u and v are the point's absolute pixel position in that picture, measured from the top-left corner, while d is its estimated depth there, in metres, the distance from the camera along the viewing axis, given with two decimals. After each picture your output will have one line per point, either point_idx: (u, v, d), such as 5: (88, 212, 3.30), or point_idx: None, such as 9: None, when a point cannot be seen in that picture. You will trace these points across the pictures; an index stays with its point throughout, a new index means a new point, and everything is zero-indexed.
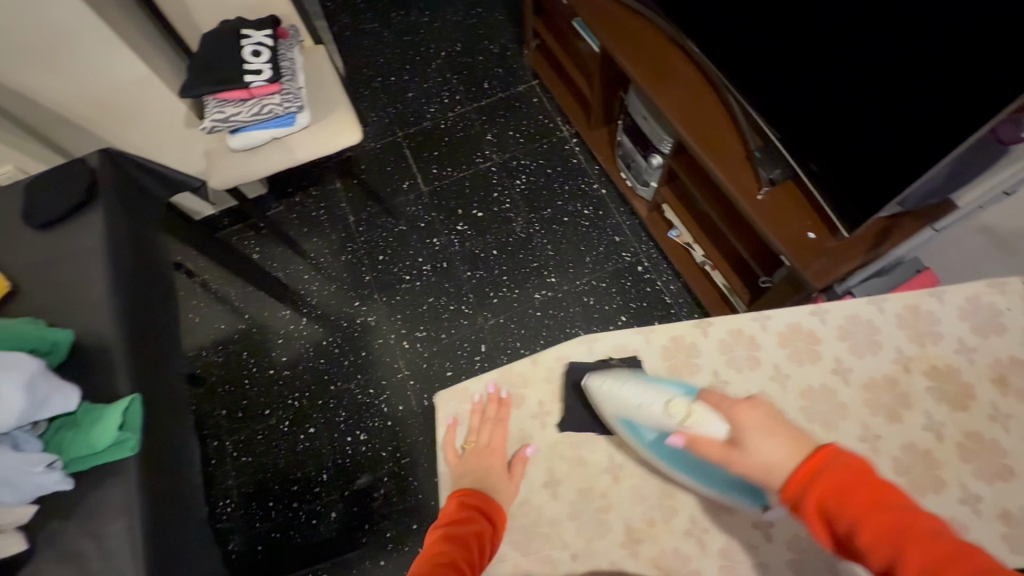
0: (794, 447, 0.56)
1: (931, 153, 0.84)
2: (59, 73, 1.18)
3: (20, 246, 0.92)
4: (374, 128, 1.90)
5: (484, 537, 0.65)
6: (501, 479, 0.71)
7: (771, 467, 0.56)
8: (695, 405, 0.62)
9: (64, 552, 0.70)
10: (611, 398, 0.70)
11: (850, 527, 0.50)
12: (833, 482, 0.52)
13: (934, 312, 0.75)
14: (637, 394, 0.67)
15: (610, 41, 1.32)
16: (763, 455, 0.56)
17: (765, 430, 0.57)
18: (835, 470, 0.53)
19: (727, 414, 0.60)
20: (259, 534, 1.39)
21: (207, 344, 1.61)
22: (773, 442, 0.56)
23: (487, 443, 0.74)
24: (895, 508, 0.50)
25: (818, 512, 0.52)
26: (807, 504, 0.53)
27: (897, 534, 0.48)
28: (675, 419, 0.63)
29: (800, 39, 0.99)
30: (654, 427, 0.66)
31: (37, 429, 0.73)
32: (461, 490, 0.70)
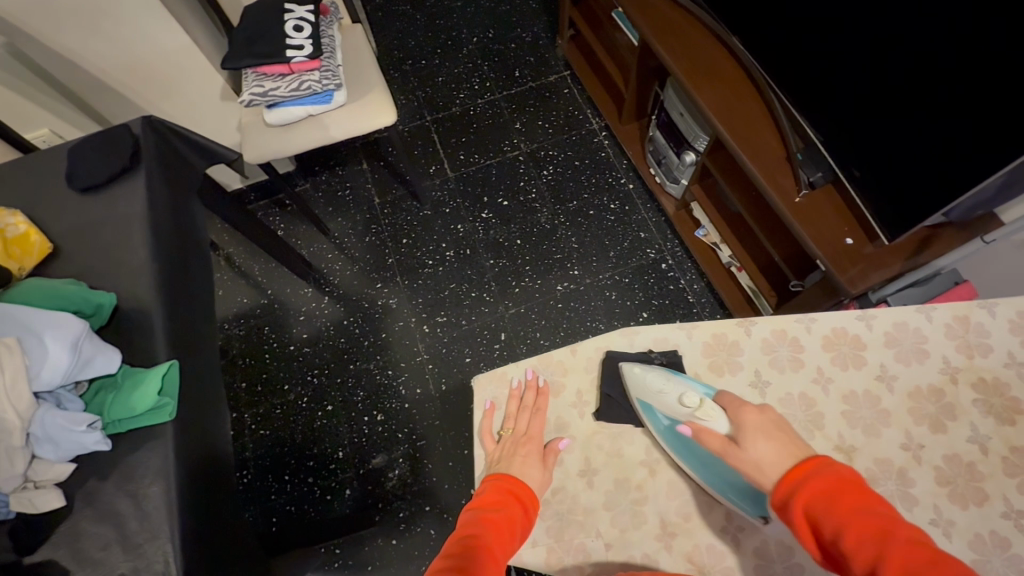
0: (789, 452, 0.58)
1: (982, 157, 0.82)
2: (100, 39, 1.19)
3: (62, 208, 0.93)
4: (403, 111, 1.89)
5: (516, 521, 0.64)
6: (536, 467, 0.71)
7: (762, 467, 0.58)
8: (709, 401, 0.66)
9: (100, 511, 0.71)
10: (637, 381, 0.73)
11: (834, 528, 0.50)
12: (822, 484, 0.53)
13: (983, 324, 0.74)
14: (661, 381, 0.71)
15: (652, 34, 1.30)
16: (759, 454, 0.58)
17: (764, 433, 0.60)
18: (825, 475, 0.54)
19: (734, 415, 0.64)
20: (273, 507, 1.41)
21: (229, 317, 1.62)
22: (771, 443, 0.59)
23: (524, 430, 0.75)
24: (880, 514, 0.49)
25: (806, 516, 0.53)
26: (795, 505, 0.53)
27: (880, 535, 0.48)
28: (685, 409, 0.67)
29: (851, 41, 0.96)
30: (667, 416, 0.70)
31: (79, 390, 0.75)
32: (496, 474, 0.70)
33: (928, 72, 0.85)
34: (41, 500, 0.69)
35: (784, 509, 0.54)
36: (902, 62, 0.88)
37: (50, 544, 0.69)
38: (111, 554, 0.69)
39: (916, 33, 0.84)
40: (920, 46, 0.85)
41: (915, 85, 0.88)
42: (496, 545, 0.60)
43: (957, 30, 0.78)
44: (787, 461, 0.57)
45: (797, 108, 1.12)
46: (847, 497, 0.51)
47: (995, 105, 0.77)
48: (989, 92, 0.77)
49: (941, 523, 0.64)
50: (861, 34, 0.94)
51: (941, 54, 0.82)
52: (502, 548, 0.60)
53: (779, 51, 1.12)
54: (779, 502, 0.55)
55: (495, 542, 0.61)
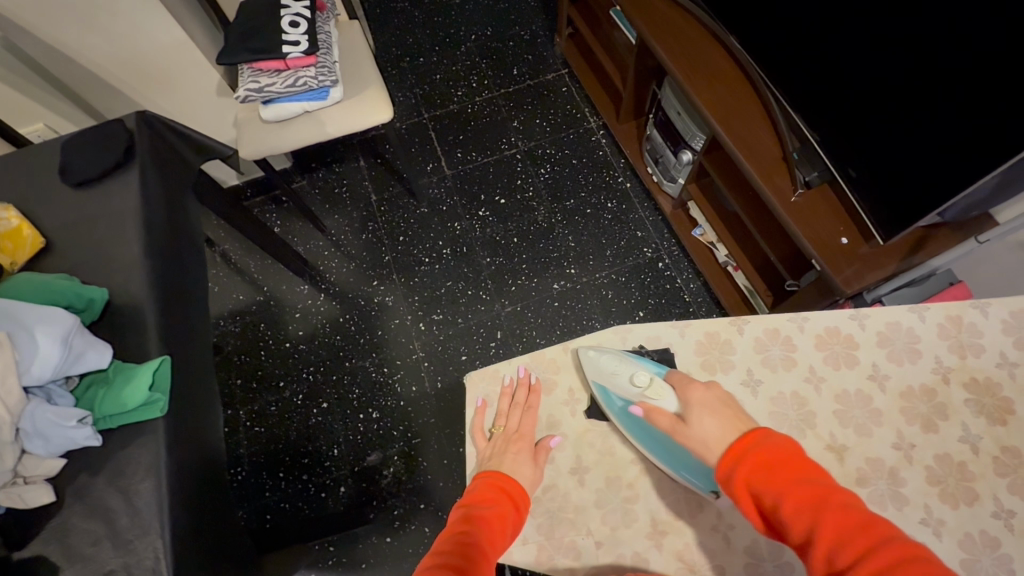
0: (732, 426, 0.61)
1: (979, 156, 0.82)
2: (96, 34, 1.18)
3: (55, 202, 0.93)
4: (401, 109, 1.89)
5: (507, 520, 0.64)
6: (527, 466, 0.71)
7: (707, 442, 0.61)
8: (657, 380, 0.69)
9: (90, 507, 0.71)
10: (593, 365, 0.75)
11: (774, 500, 0.53)
12: (762, 458, 0.56)
13: (976, 324, 0.74)
14: (614, 363, 0.72)
15: (649, 32, 1.29)
16: (705, 430, 0.62)
17: (708, 409, 0.63)
18: (762, 448, 0.56)
19: (681, 392, 0.66)
20: (268, 504, 1.40)
21: (225, 314, 1.62)
22: (715, 419, 0.62)
23: (515, 429, 0.74)
24: (812, 482, 0.53)
25: (747, 488, 0.56)
26: (737, 477, 0.56)
27: (816, 504, 0.51)
28: (636, 390, 0.69)
29: (847, 40, 0.96)
30: (621, 397, 0.71)
31: (69, 385, 0.74)
32: (488, 472, 0.69)
33: (925, 71, 0.84)
34: (31, 495, 0.68)
35: (726, 480, 0.57)
36: (898, 62, 0.88)
37: (39, 540, 0.69)
38: (101, 550, 0.68)
39: (914, 32, 0.84)
40: (917, 45, 0.84)
41: (911, 84, 0.87)
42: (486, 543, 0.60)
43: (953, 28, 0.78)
44: (730, 435, 0.60)
45: (794, 107, 1.12)
46: (782, 469, 0.54)
47: (993, 104, 0.77)
48: (987, 90, 0.77)
49: (931, 523, 0.64)
50: (859, 33, 0.93)
51: (939, 53, 0.81)
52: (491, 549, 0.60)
53: (777, 50, 1.12)
54: (721, 475, 0.58)
55: (485, 542, 0.60)
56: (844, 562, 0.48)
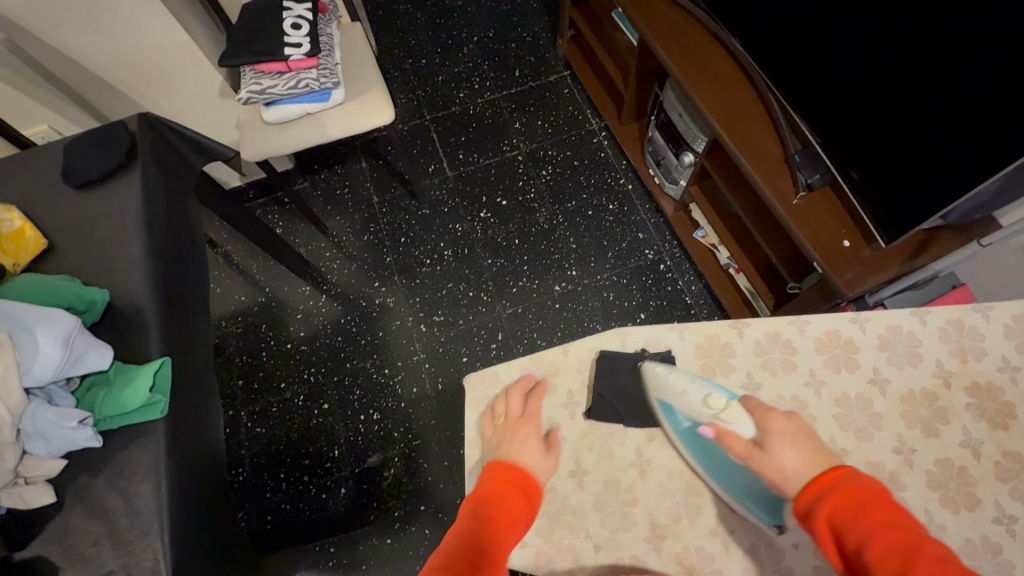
0: (815, 460, 0.57)
1: (981, 159, 0.81)
2: (99, 36, 1.19)
3: (58, 204, 0.93)
4: (402, 110, 1.89)
5: (515, 511, 0.64)
6: (533, 449, 0.70)
7: (787, 473, 0.58)
8: (734, 404, 0.65)
9: (90, 507, 0.71)
10: (659, 381, 0.71)
11: (857, 539, 0.49)
12: (848, 495, 0.52)
13: (978, 328, 0.74)
14: (685, 382, 0.69)
15: (650, 34, 1.29)
16: (784, 460, 0.58)
17: (790, 439, 0.59)
18: (849, 484, 0.53)
19: (760, 419, 0.62)
20: (268, 505, 1.41)
21: (227, 315, 1.62)
22: (797, 451, 0.58)
23: (519, 413, 0.73)
24: (903, 527, 0.49)
25: (830, 525, 0.52)
26: (819, 512, 0.53)
27: (904, 550, 0.47)
28: (709, 411, 0.65)
29: (849, 42, 0.96)
30: (690, 418, 0.68)
31: (71, 385, 0.75)
32: (495, 462, 0.69)
33: (927, 72, 0.84)
34: (32, 496, 0.69)
35: (807, 516, 0.54)
36: (901, 64, 0.88)
37: (40, 540, 0.69)
38: (101, 550, 0.69)
39: (915, 33, 0.83)
40: (918, 46, 0.84)
41: (914, 86, 0.87)
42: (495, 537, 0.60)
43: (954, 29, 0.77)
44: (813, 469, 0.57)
45: (796, 109, 1.12)
46: (871, 508, 0.50)
47: (995, 106, 0.76)
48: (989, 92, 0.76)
49: (931, 527, 0.64)
50: (861, 33, 0.93)
51: (941, 53, 0.81)
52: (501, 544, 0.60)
53: (779, 51, 1.11)
54: (802, 509, 0.55)
55: (495, 537, 0.60)
56: None
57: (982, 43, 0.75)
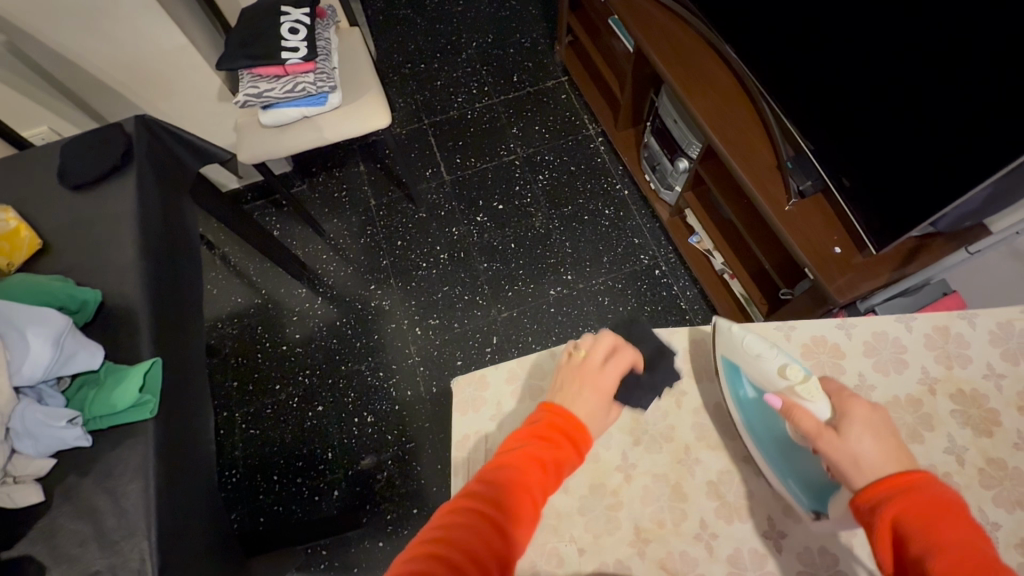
0: (897, 460, 0.54)
1: (966, 169, 0.82)
2: (99, 38, 1.20)
3: (53, 205, 0.94)
4: (401, 114, 1.90)
5: (563, 461, 0.61)
6: (599, 408, 0.65)
7: (860, 462, 0.55)
8: (813, 382, 0.62)
9: (77, 507, 0.71)
10: (732, 341, 0.71)
11: (925, 545, 0.47)
12: (922, 502, 0.50)
13: (963, 335, 0.74)
14: (762, 347, 0.68)
15: (645, 39, 1.30)
16: (859, 447, 0.55)
17: (871, 430, 0.56)
18: (922, 492, 0.50)
19: (839, 403, 0.60)
20: (261, 507, 1.41)
21: (223, 316, 1.63)
22: (878, 442, 0.55)
23: (597, 363, 0.68)
24: (977, 546, 0.46)
25: (893, 525, 0.50)
26: (885, 509, 0.51)
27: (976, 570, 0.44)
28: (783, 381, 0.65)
29: (839, 50, 0.97)
30: (757, 385, 0.69)
31: (61, 385, 0.75)
32: (550, 406, 0.65)
33: (913, 81, 0.85)
34: (20, 495, 0.69)
35: (868, 509, 0.52)
36: (889, 73, 0.89)
37: (27, 539, 0.70)
38: (88, 550, 0.69)
39: (905, 40, 0.84)
40: (909, 51, 0.84)
41: (903, 93, 0.88)
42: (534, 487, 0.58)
43: (943, 33, 0.78)
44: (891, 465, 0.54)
45: (788, 116, 1.13)
46: (949, 521, 0.48)
47: (987, 109, 0.76)
48: (981, 96, 0.76)
49: None
50: (853, 40, 0.93)
51: (928, 64, 0.82)
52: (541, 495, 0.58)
53: (771, 59, 1.12)
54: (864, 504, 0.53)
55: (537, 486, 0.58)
56: None
57: (971, 49, 0.75)
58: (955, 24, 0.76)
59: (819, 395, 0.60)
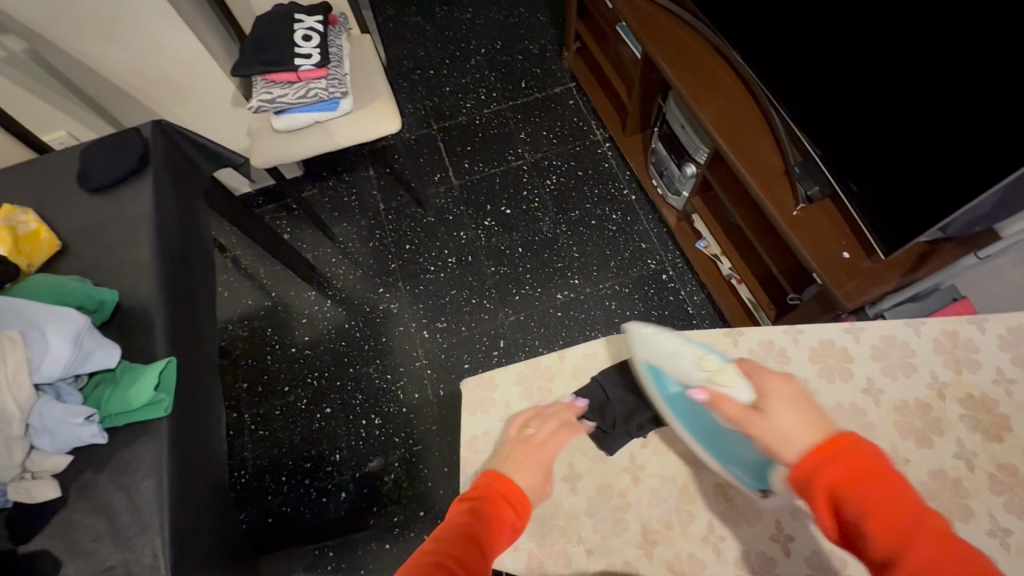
0: (821, 426, 0.51)
1: (974, 174, 0.83)
2: (118, 45, 1.23)
3: (72, 207, 0.96)
4: (410, 120, 1.93)
5: (505, 522, 0.58)
6: (539, 478, 0.64)
7: (786, 438, 0.51)
8: (729, 366, 0.61)
9: (94, 502, 0.73)
10: (649, 346, 0.72)
11: (859, 512, 0.45)
12: (850, 467, 0.46)
13: (973, 340, 0.74)
14: (677, 344, 0.69)
15: (653, 46, 1.32)
16: (782, 426, 0.52)
17: (791, 403, 0.54)
18: (849, 456, 0.47)
19: (756, 381, 0.58)
20: (270, 507, 1.42)
21: (234, 318, 1.65)
22: (796, 415, 0.52)
23: (541, 441, 0.68)
24: (911, 501, 0.44)
25: (826, 494, 0.47)
26: (818, 480, 0.47)
27: (911, 529, 0.42)
28: (703, 376, 0.63)
29: (848, 56, 0.97)
30: (679, 381, 0.67)
31: (78, 382, 0.77)
32: (495, 471, 0.63)
33: (922, 86, 0.85)
34: (37, 490, 0.70)
35: (801, 480, 0.49)
36: (898, 78, 0.89)
37: (44, 534, 0.71)
38: (103, 546, 0.70)
39: (913, 46, 0.84)
40: (918, 59, 0.84)
41: (910, 98, 0.88)
42: (481, 546, 0.54)
43: (952, 42, 0.78)
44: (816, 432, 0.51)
45: (796, 122, 1.13)
46: (879, 480, 0.45)
47: (995, 115, 0.76)
48: (990, 103, 0.76)
49: None
50: (862, 47, 0.94)
51: (937, 69, 0.82)
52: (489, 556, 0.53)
53: (780, 65, 1.13)
54: (796, 476, 0.49)
55: (491, 540, 0.55)
56: None
57: (984, 54, 0.75)
58: (964, 33, 0.76)
59: (735, 379, 0.58)
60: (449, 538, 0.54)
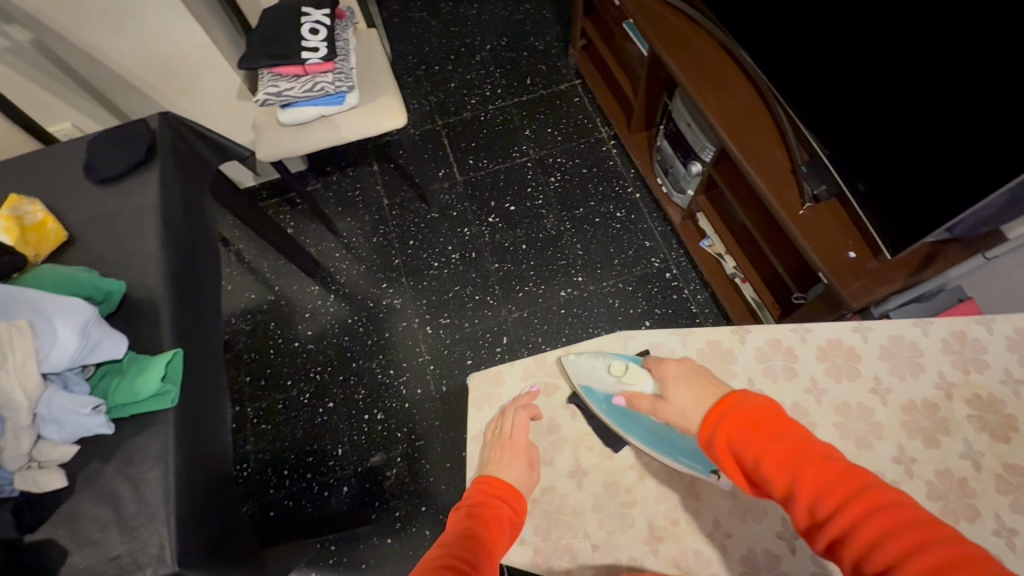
0: (710, 395, 0.60)
1: (980, 175, 0.83)
2: (123, 37, 1.23)
3: (79, 198, 0.96)
4: (415, 115, 1.92)
5: (503, 520, 0.64)
6: (521, 470, 0.69)
7: (686, 413, 0.60)
8: (633, 365, 0.67)
9: (100, 492, 0.73)
10: (574, 367, 0.74)
11: (754, 458, 0.53)
12: (740, 420, 0.55)
13: (981, 340, 0.74)
14: (590, 360, 0.72)
15: (658, 43, 1.31)
16: (681, 403, 0.60)
17: (683, 381, 0.61)
18: (736, 414, 0.56)
19: (656, 371, 0.65)
20: (272, 501, 1.42)
21: (237, 311, 1.65)
22: (688, 390, 0.60)
23: (511, 434, 0.72)
24: (787, 436, 0.53)
25: (729, 451, 0.56)
26: (718, 442, 0.56)
27: (794, 460, 0.52)
28: (616, 382, 0.67)
29: (856, 55, 0.97)
30: (604, 392, 0.70)
31: (85, 373, 0.77)
32: (484, 475, 0.69)
33: (929, 86, 0.85)
34: (44, 479, 0.71)
35: (708, 447, 0.57)
36: (904, 78, 0.89)
37: (50, 524, 0.71)
38: (109, 535, 0.70)
39: (921, 46, 0.84)
40: (926, 59, 0.84)
41: (917, 99, 0.88)
42: (485, 546, 0.60)
43: (961, 43, 0.78)
44: (708, 401, 0.59)
45: (803, 120, 1.13)
46: (763, 427, 0.54)
47: (1001, 116, 0.76)
48: (997, 104, 0.76)
49: None
50: (869, 47, 0.94)
51: (944, 69, 0.82)
52: (495, 553, 0.60)
53: (788, 63, 1.12)
54: (704, 441, 0.57)
55: (490, 540, 0.61)
56: (824, 511, 0.49)
57: (992, 54, 0.75)
58: (972, 35, 0.76)
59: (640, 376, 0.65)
60: (452, 543, 0.60)
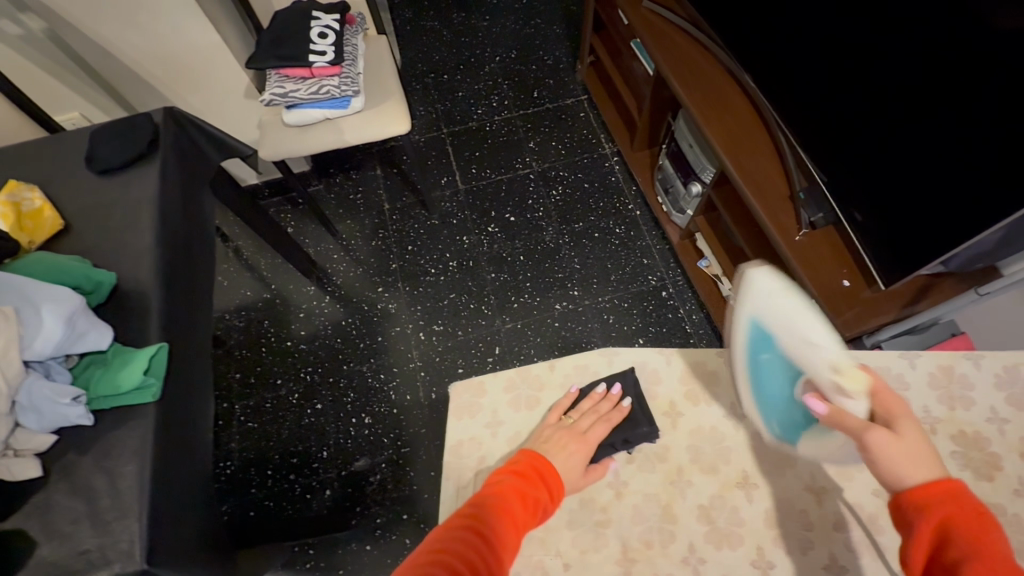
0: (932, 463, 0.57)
1: (979, 209, 0.82)
2: (137, 30, 1.25)
3: (77, 187, 0.97)
4: (420, 122, 1.94)
5: (539, 502, 0.66)
6: (578, 466, 0.71)
7: (901, 459, 0.57)
8: (857, 375, 0.64)
9: (74, 483, 0.72)
10: (767, 306, 0.71)
11: (965, 551, 0.50)
12: (964, 510, 0.53)
13: (968, 377, 0.74)
14: (796, 316, 0.69)
15: (664, 63, 1.33)
16: (902, 448, 0.58)
17: (910, 432, 0.59)
18: (960, 503, 0.54)
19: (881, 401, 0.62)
20: (252, 501, 1.41)
21: (232, 308, 1.65)
22: (917, 445, 0.58)
23: (583, 430, 0.75)
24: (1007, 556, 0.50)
25: (933, 530, 0.53)
26: (929, 515, 0.54)
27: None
28: (829, 366, 0.66)
29: (858, 84, 0.98)
30: (785, 355, 0.69)
31: (69, 362, 0.77)
32: (532, 452, 0.71)
33: (927, 118, 0.86)
34: (18, 468, 0.71)
35: (910, 513, 0.55)
36: (904, 109, 0.89)
37: (21, 513, 0.71)
38: (80, 528, 0.69)
39: (922, 78, 0.85)
40: (926, 91, 0.85)
41: (916, 130, 0.89)
42: (517, 524, 0.63)
43: (959, 66, 0.79)
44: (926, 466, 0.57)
45: (803, 147, 1.13)
46: (985, 535, 0.51)
47: (1000, 150, 0.76)
48: (997, 139, 0.76)
49: None
50: (867, 73, 0.95)
51: (944, 102, 0.82)
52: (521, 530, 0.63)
53: (791, 88, 1.13)
54: (908, 506, 0.55)
55: (520, 517, 0.63)
56: None
57: (995, 88, 0.75)
58: (971, 57, 0.77)
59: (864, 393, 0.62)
60: (486, 504, 0.64)
